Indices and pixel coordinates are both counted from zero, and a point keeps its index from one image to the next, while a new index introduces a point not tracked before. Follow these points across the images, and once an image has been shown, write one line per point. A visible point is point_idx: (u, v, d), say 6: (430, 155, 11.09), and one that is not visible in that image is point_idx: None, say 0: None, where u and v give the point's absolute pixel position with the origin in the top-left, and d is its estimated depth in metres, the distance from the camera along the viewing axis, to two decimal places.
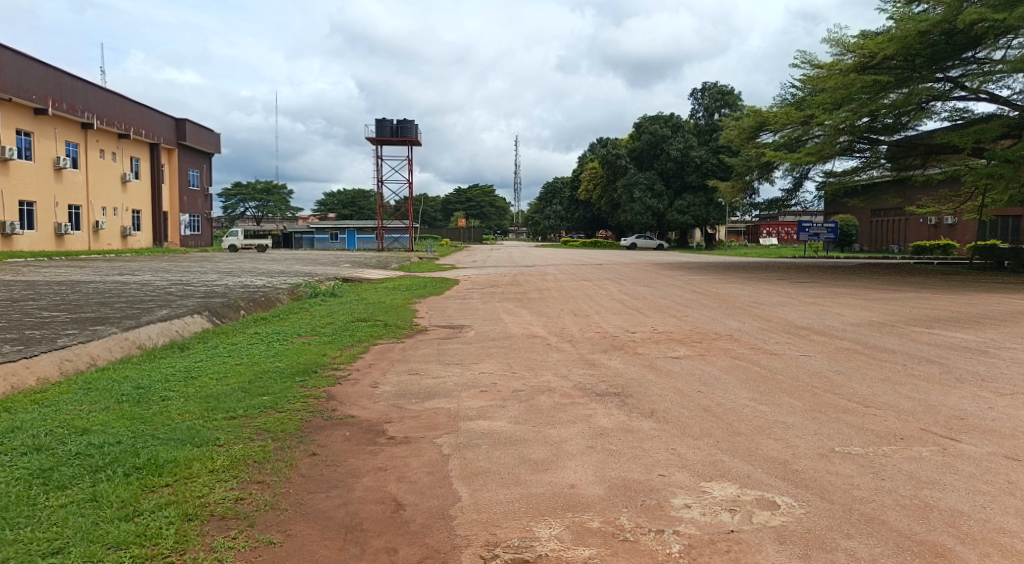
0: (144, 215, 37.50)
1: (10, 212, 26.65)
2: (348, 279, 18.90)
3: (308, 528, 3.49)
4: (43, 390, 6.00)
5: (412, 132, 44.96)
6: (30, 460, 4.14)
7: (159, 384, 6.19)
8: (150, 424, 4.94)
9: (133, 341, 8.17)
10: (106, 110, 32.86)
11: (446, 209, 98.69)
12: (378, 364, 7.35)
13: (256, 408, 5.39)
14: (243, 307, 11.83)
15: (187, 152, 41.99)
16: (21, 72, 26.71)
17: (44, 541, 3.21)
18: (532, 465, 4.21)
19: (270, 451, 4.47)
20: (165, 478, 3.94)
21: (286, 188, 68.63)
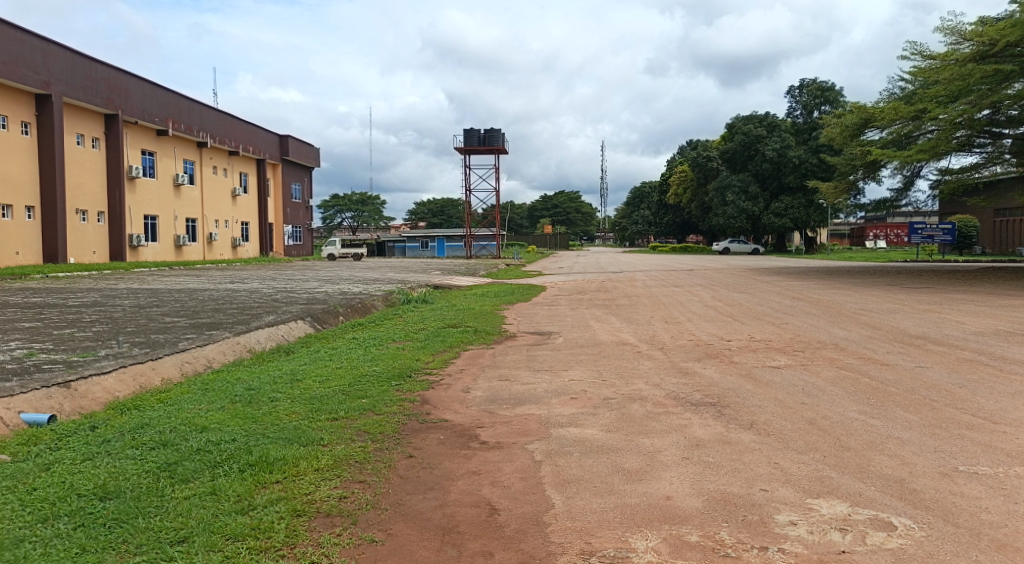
0: (252, 227, 39.70)
1: (137, 225, 28.84)
2: (439, 285, 19.31)
3: (407, 527, 3.57)
4: (167, 390, 6.44)
5: (498, 141, 45.56)
6: (157, 454, 4.45)
7: (268, 386, 6.52)
8: (260, 423, 5.22)
9: (244, 345, 8.65)
10: (219, 129, 35.02)
11: (533, 215, 99.21)
12: (470, 369, 7.45)
13: (356, 410, 5.58)
14: (342, 313, 12.33)
15: (290, 166, 44.19)
16: (144, 95, 28.81)
17: (171, 530, 3.42)
18: (626, 474, 4.15)
19: (370, 452, 4.61)
20: (275, 475, 4.12)
21: (379, 199, 71.28)
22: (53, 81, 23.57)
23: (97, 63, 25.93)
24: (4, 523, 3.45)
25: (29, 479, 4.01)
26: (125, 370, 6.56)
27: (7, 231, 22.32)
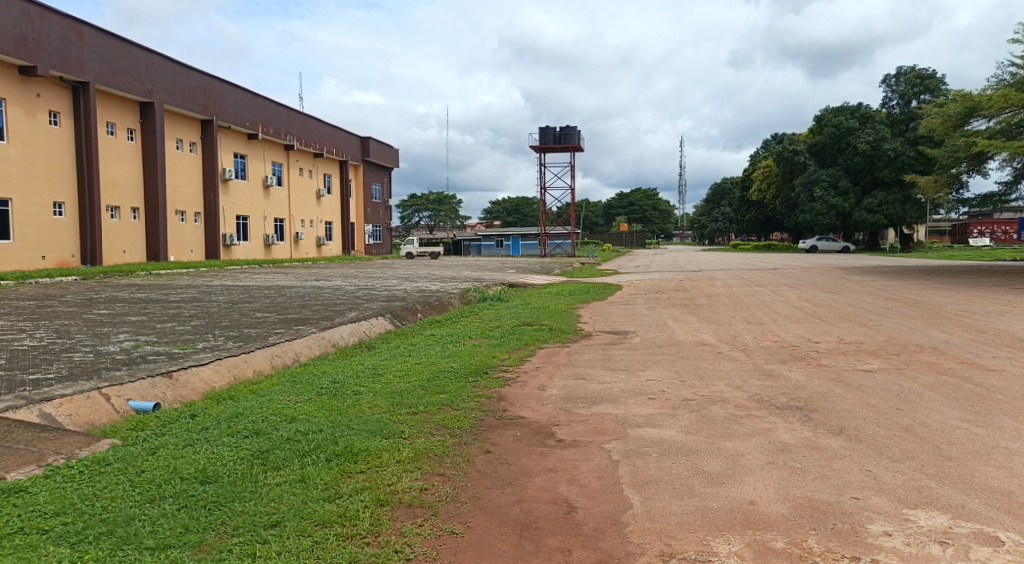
0: (335, 226, 41.04)
1: (229, 225, 30.31)
2: (514, 283, 19.39)
3: (486, 521, 3.61)
4: (259, 382, 6.76)
5: (574, 138, 45.37)
6: (251, 442, 4.68)
7: (351, 380, 6.73)
8: (345, 415, 5.40)
9: (328, 340, 8.97)
10: (305, 132, 36.37)
11: (609, 213, 98.33)
12: (545, 367, 7.46)
13: (435, 405, 5.69)
14: (420, 310, 12.59)
15: (371, 167, 45.41)
16: (237, 101, 30.23)
17: (265, 514, 3.60)
18: (707, 477, 4.06)
19: (449, 446, 4.69)
20: (360, 465, 4.26)
21: (455, 199, 72.39)
22: (156, 89, 25.08)
23: (195, 71, 27.37)
24: (116, 502, 3.71)
25: (137, 462, 4.30)
26: (221, 362, 6.92)
27: (115, 231, 23.87)
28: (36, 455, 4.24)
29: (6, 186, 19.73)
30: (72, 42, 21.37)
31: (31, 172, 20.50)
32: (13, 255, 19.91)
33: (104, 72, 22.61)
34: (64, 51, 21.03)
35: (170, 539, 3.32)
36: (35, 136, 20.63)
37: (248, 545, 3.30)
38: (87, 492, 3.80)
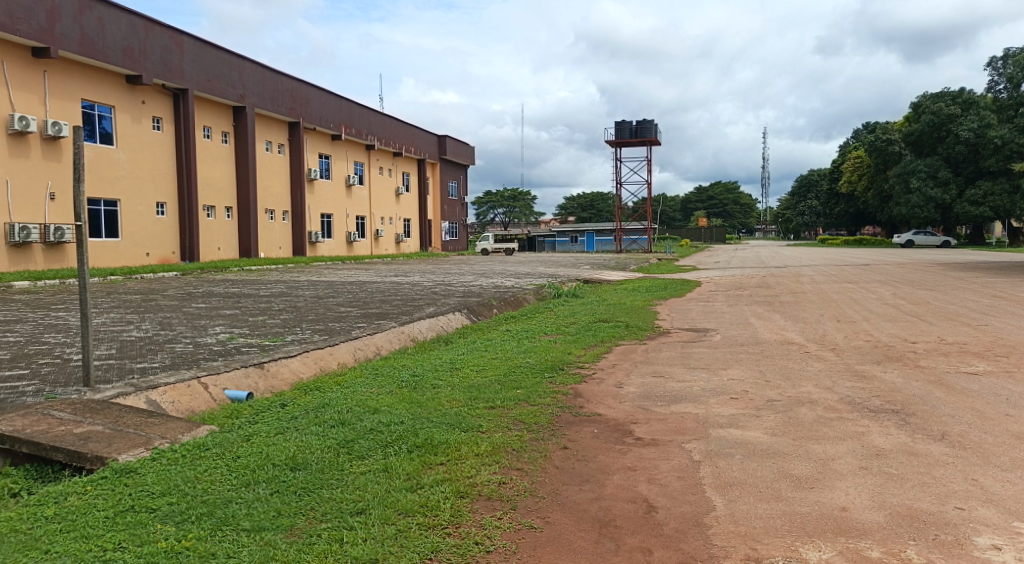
0: (413, 223, 41.89)
1: (314, 223, 31.40)
2: (589, 280, 19.23)
3: (565, 517, 3.61)
4: (342, 374, 6.98)
5: (651, 132, 44.62)
6: (336, 432, 4.84)
7: (430, 373, 6.85)
8: (425, 408, 5.50)
9: (408, 334, 9.16)
10: (385, 131, 37.22)
11: (687, 208, 96.21)
12: (622, 365, 7.37)
13: (512, 400, 5.71)
14: (496, 306, 12.66)
15: (448, 165, 46.09)
16: (321, 104, 31.27)
17: (351, 501, 3.71)
18: (795, 481, 3.91)
19: (526, 441, 4.71)
20: (440, 457, 4.33)
21: (530, 195, 72.61)
22: (247, 94, 26.25)
23: (283, 76, 28.48)
24: (215, 484, 3.91)
25: (232, 448, 4.52)
26: (308, 354, 7.18)
27: (211, 229, 25.13)
28: (143, 438, 4.51)
29: (116, 188, 21.09)
30: (173, 52, 22.61)
31: (137, 174, 21.83)
32: (121, 252, 21.26)
33: (202, 79, 23.82)
34: (166, 60, 22.28)
35: (264, 522, 3.47)
36: (140, 140, 21.94)
37: (336, 530, 3.41)
38: (189, 474, 4.03)
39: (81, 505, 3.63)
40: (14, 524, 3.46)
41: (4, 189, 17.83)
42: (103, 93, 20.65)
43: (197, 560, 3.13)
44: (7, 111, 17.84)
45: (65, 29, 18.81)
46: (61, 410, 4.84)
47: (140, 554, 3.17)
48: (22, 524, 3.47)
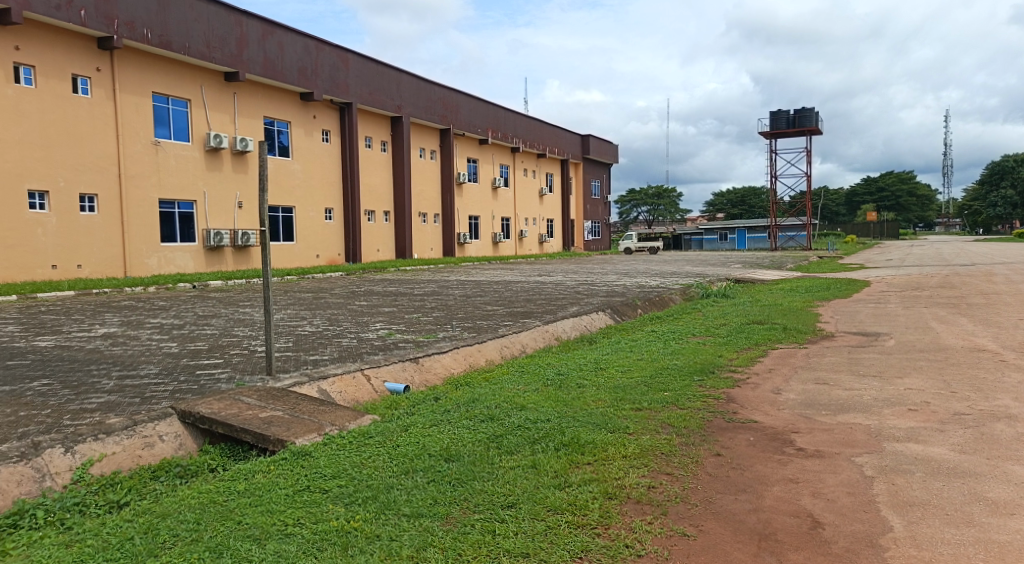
0: (556, 224, 42.25)
1: (463, 225, 32.56)
2: (741, 280, 18.35)
3: (720, 527, 3.46)
4: (490, 370, 7.16)
5: (811, 121, 41.89)
6: (486, 426, 4.96)
7: (575, 372, 6.86)
8: (571, 406, 5.51)
9: (553, 333, 9.24)
10: (529, 134, 37.74)
11: (852, 202, 89.23)
12: (780, 369, 6.97)
13: (659, 402, 5.57)
14: (641, 305, 12.45)
15: (592, 164, 45.95)
16: (470, 109, 32.28)
17: (502, 495, 3.78)
18: (991, 506, 3.49)
19: (676, 445, 4.57)
20: (587, 457, 4.31)
21: (676, 192, 70.62)
22: (403, 104, 27.64)
23: (436, 85, 29.71)
24: (378, 470, 4.14)
25: (392, 437, 4.77)
26: (459, 351, 7.45)
27: (371, 232, 26.77)
28: (316, 424, 4.88)
29: (290, 196, 23.03)
30: (340, 69, 24.27)
31: (308, 182, 23.72)
32: (295, 254, 23.19)
33: (364, 92, 25.41)
34: (334, 77, 23.99)
35: (422, 509, 3.63)
36: (310, 151, 23.82)
37: (488, 522, 3.49)
38: (355, 460, 4.31)
39: (266, 482, 3.99)
40: (211, 495, 3.86)
41: (202, 199, 20.03)
42: (279, 109, 22.60)
43: (365, 540, 3.33)
44: (203, 129, 20.05)
45: (250, 54, 20.74)
46: (249, 396, 5.34)
47: (315, 530, 3.42)
48: (218, 496, 3.86)
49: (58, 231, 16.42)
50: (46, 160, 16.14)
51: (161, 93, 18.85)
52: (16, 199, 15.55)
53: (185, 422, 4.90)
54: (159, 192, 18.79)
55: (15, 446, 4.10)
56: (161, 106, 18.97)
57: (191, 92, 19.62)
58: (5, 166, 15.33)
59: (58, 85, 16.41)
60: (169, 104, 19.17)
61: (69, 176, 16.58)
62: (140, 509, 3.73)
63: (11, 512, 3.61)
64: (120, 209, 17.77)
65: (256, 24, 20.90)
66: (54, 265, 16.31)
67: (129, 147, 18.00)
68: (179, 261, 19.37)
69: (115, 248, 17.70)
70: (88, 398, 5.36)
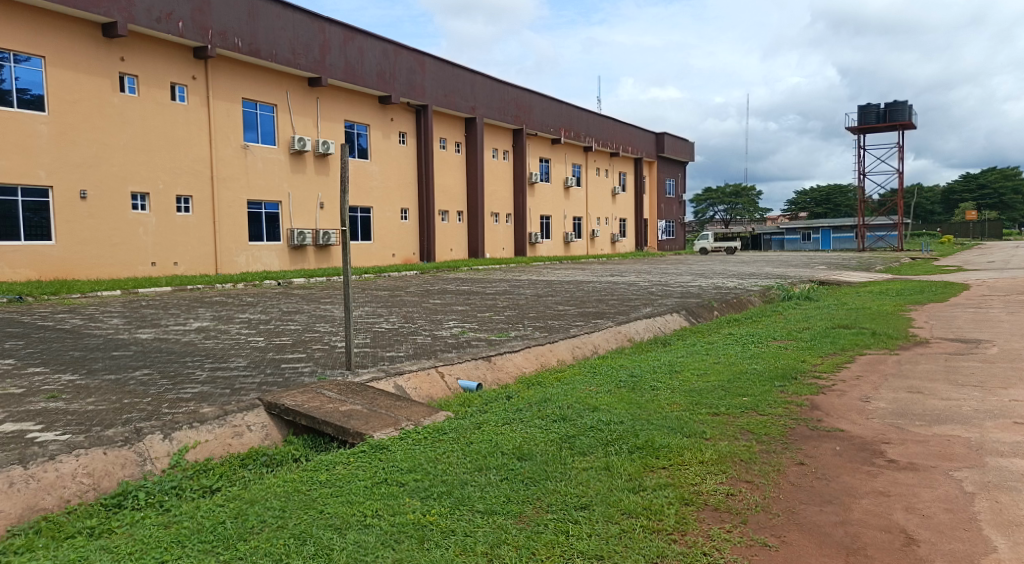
0: (629, 223, 41.76)
1: (535, 225, 32.65)
2: (824, 281, 17.60)
3: (804, 539, 3.33)
4: (562, 370, 7.13)
5: (904, 115, 39.83)
6: (558, 426, 4.95)
7: (648, 374, 6.75)
8: (645, 409, 5.43)
9: (625, 334, 9.13)
10: (603, 133, 37.43)
11: (948, 200, 84.27)
12: (868, 376, 6.64)
13: (738, 408, 5.41)
14: (717, 307, 12.14)
15: (667, 163, 45.15)
16: (543, 109, 32.30)
17: (575, 496, 3.76)
18: None
19: (756, 453, 4.42)
20: (662, 461, 4.23)
21: (754, 190, 68.47)
22: (478, 105, 27.91)
23: (510, 86, 29.88)
24: (452, 466, 4.20)
25: (466, 434, 4.82)
26: (530, 350, 7.46)
27: (445, 231, 27.20)
28: (393, 419, 4.99)
29: (369, 196, 23.66)
30: (417, 72, 24.73)
31: (385, 183, 24.31)
32: (373, 253, 23.79)
33: (440, 94, 25.81)
34: (411, 80, 24.46)
35: (496, 506, 3.65)
36: (387, 152, 24.39)
37: (562, 522, 3.47)
38: (430, 455, 4.37)
39: (346, 474, 4.10)
40: (295, 485, 4.01)
41: (286, 200, 20.83)
42: (359, 112, 23.24)
43: (440, 534, 3.37)
44: (288, 133, 20.84)
45: (332, 59, 21.40)
46: (330, 390, 5.51)
47: (392, 522, 3.49)
48: (301, 485, 4.00)
49: (157, 231, 17.42)
50: (147, 164, 17.13)
51: (251, 99, 19.70)
52: (121, 200, 16.58)
53: (271, 414, 5.09)
54: (247, 194, 19.65)
55: (120, 431, 4.36)
56: (250, 111, 19.83)
57: (277, 97, 20.43)
58: (111, 170, 16.37)
59: (158, 93, 17.39)
60: (258, 109, 20.02)
61: (167, 179, 17.56)
62: (230, 495, 3.91)
63: (115, 493, 3.85)
64: (212, 210, 18.68)
65: (339, 30, 21.53)
66: (153, 262, 17.28)
67: (221, 150, 18.91)
68: (265, 259, 20.20)
69: (207, 246, 18.61)
70: (183, 388, 5.66)
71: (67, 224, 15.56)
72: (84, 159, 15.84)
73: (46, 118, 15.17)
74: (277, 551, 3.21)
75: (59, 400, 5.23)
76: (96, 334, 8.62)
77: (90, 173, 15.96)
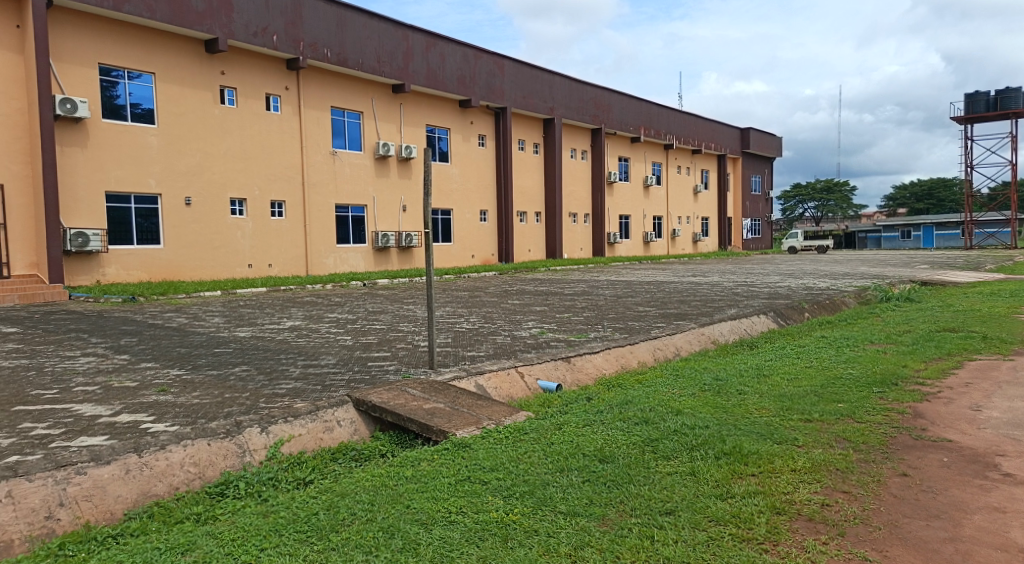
0: (712, 222, 40.73)
1: (614, 224, 32.33)
2: (927, 282, 16.55)
3: (907, 554, 3.16)
4: (643, 372, 7.02)
5: (1017, 103, 37.09)
6: (641, 429, 4.87)
7: (735, 378, 6.55)
8: (732, 414, 5.27)
9: (709, 336, 8.90)
10: (685, 130, 36.63)
11: None
12: (979, 384, 6.19)
13: (833, 414, 5.17)
14: (808, 309, 11.65)
15: (752, 159, 43.73)
16: (623, 108, 31.94)
17: (659, 500, 3.69)
18: None
19: (854, 462, 4.21)
20: (751, 468, 4.09)
21: (848, 185, 65.27)
22: (556, 106, 27.88)
23: (589, 86, 29.70)
24: (534, 466, 4.21)
25: (547, 435, 4.82)
26: (610, 351, 7.38)
27: (524, 232, 27.35)
28: (475, 418, 5.05)
29: (450, 198, 24.06)
30: (497, 75, 24.95)
31: (466, 185, 24.67)
32: (454, 254, 24.17)
33: (519, 97, 25.96)
34: (491, 83, 24.70)
35: (578, 508, 3.63)
36: (468, 154, 24.74)
37: (646, 527, 3.42)
38: (512, 454, 4.40)
39: (431, 470, 4.18)
40: (383, 479, 4.12)
41: (371, 203, 21.44)
42: (441, 116, 23.68)
43: (523, 534, 3.39)
44: (373, 138, 21.46)
45: (415, 65, 21.87)
46: (414, 388, 5.64)
47: (476, 520, 3.53)
48: (388, 480, 4.10)
49: (254, 234, 18.29)
50: (244, 171, 18.02)
51: (338, 106, 20.41)
52: (220, 206, 17.51)
53: (359, 410, 5.26)
54: (336, 198, 20.37)
55: (222, 424, 4.60)
56: (338, 118, 20.55)
57: (363, 103, 21.06)
58: (212, 178, 17.33)
59: (255, 103, 18.28)
60: (345, 116, 20.71)
61: (262, 185, 18.42)
62: (323, 487, 4.06)
63: (218, 482, 4.08)
64: (303, 214, 19.45)
65: (421, 37, 21.99)
66: (249, 264, 18.15)
67: (311, 156, 19.66)
68: (352, 261, 20.88)
69: (298, 249, 19.40)
70: (279, 384, 5.93)
71: (174, 229, 16.57)
72: (188, 167, 16.84)
73: (155, 130, 16.21)
74: (366, 544, 3.31)
75: (168, 393, 5.58)
76: (200, 332, 9.16)
77: (193, 181, 16.94)
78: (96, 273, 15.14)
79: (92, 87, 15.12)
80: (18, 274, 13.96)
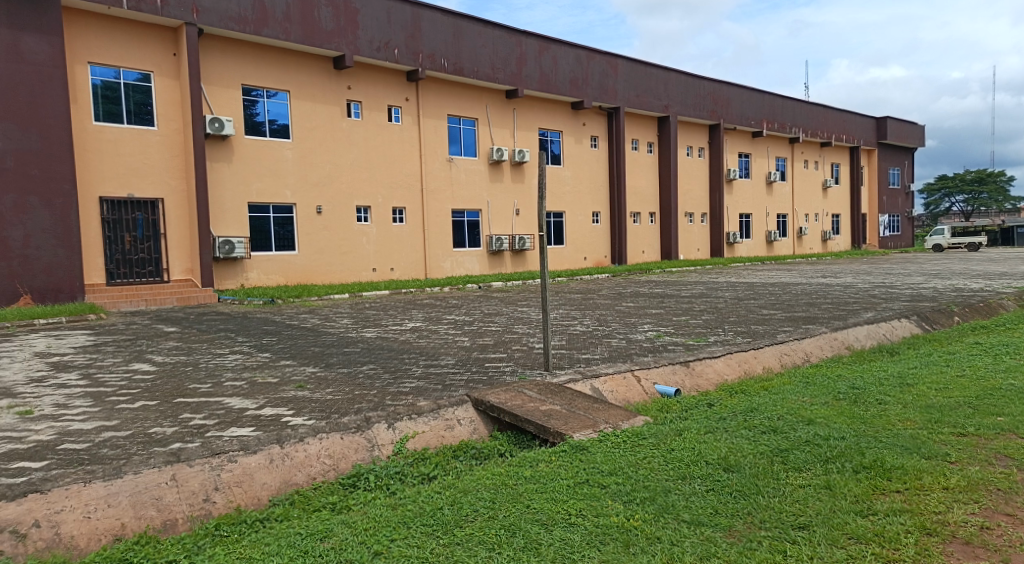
0: (843, 220, 38.34)
1: (733, 224, 31.18)
2: None
3: None
4: (769, 379, 6.72)
5: None
6: (769, 438, 4.67)
7: (874, 387, 6.12)
8: (871, 425, 4.93)
9: (842, 341, 8.39)
10: (812, 122, 34.68)
11: None
12: None
13: (991, 429, 4.72)
14: (957, 313, 10.70)
15: (889, 151, 40.74)
16: (743, 102, 30.71)
17: (791, 514, 3.53)
18: None
19: (1017, 482, 3.83)
20: (895, 484, 3.82)
21: (1003, 176, 59.32)
22: (672, 104, 27.25)
23: (706, 81, 28.79)
24: (655, 472, 4.14)
25: (667, 440, 4.72)
26: (732, 355, 7.13)
27: (638, 233, 26.95)
28: (591, 421, 5.03)
29: (563, 201, 24.14)
30: (610, 75, 24.74)
31: (579, 188, 24.66)
32: (567, 257, 24.22)
33: (633, 96, 25.60)
34: (604, 83, 24.51)
35: (703, 517, 3.53)
36: (581, 156, 24.73)
37: (778, 541, 3.28)
38: (632, 459, 4.35)
39: (550, 472, 4.21)
40: (503, 478, 4.19)
41: (486, 208, 21.89)
42: (554, 119, 23.80)
43: (646, 540, 3.34)
44: (488, 144, 21.90)
45: (529, 70, 22.09)
46: (531, 389, 5.70)
47: (598, 524, 3.52)
48: (508, 479, 4.17)
49: (378, 240, 19.16)
50: (369, 180, 18.93)
51: (456, 114, 20.99)
52: (347, 213, 18.48)
53: (478, 409, 5.38)
54: (453, 203, 20.97)
55: (354, 419, 4.85)
56: (455, 126, 21.14)
57: (479, 110, 21.54)
58: (340, 187, 18.33)
59: (379, 115, 19.16)
60: (462, 123, 21.28)
61: (385, 193, 19.27)
62: (446, 483, 4.19)
63: (351, 474, 4.31)
64: (423, 219, 20.15)
65: (534, 42, 22.17)
66: (374, 268, 19.02)
67: (431, 163, 20.34)
68: (468, 264, 21.39)
69: (419, 254, 20.13)
70: (403, 382, 6.18)
71: (306, 236, 17.67)
72: (319, 178, 17.91)
73: (290, 144, 17.36)
74: (490, 541, 3.38)
75: (305, 389, 5.96)
76: (332, 332, 9.71)
77: (323, 190, 17.99)
78: (241, 277, 16.40)
79: (236, 107, 16.42)
80: (175, 279, 15.35)
